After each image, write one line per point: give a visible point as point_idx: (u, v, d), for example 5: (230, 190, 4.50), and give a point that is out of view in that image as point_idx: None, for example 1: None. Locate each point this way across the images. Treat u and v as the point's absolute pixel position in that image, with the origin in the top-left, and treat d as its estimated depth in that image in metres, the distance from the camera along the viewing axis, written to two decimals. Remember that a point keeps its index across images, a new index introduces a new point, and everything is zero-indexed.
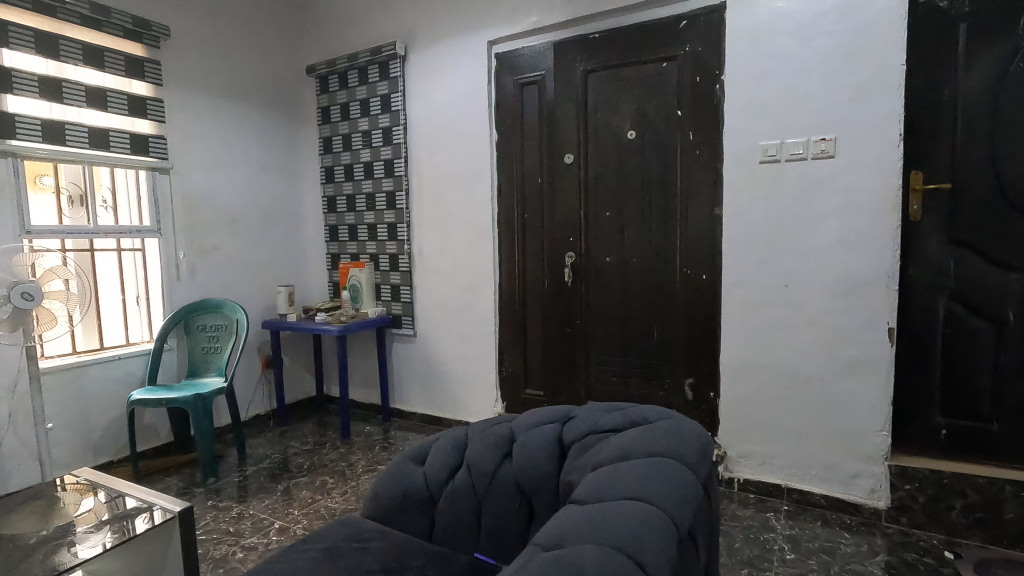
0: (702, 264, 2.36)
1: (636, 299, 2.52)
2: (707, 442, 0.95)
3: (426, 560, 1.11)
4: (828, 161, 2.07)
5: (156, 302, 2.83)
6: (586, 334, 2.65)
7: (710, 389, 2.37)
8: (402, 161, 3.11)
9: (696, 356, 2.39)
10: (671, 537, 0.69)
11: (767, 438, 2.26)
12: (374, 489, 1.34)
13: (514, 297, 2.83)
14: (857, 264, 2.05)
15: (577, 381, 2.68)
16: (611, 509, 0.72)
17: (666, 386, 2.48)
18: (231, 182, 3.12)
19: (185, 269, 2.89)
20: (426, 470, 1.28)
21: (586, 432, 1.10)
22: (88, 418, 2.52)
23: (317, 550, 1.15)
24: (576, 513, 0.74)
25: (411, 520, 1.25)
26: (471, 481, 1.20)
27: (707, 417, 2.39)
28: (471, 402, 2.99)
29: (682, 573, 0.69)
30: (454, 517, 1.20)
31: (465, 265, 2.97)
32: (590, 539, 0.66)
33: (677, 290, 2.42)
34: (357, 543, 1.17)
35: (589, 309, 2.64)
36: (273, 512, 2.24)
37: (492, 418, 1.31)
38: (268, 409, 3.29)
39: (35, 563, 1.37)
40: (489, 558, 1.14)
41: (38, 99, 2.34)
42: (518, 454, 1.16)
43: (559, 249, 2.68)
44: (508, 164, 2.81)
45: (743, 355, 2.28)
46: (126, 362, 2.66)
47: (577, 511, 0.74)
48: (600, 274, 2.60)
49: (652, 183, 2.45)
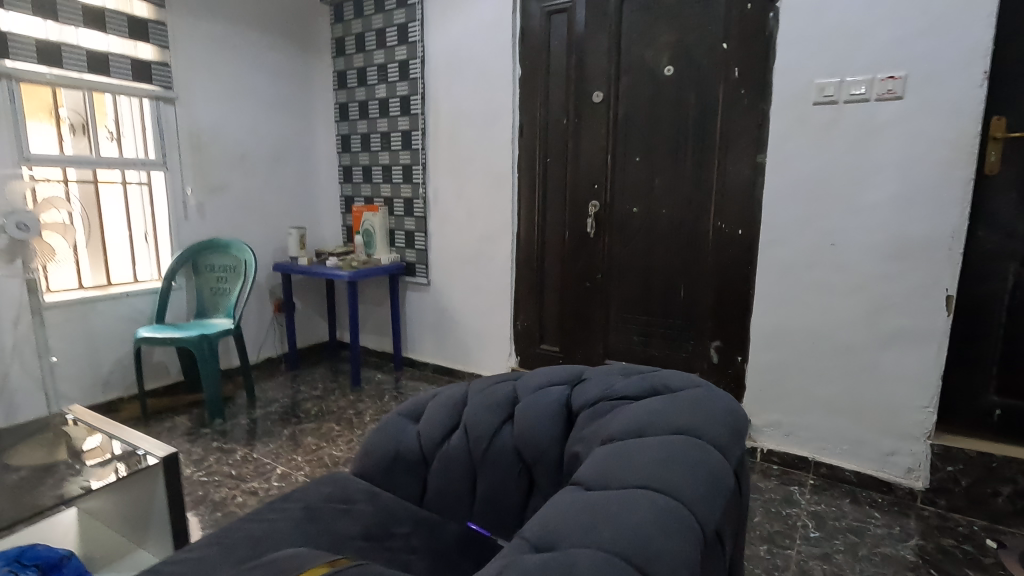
0: (739, 217, 2.15)
1: (664, 254, 2.33)
2: (739, 419, 0.79)
3: (413, 527, 1.01)
4: (894, 103, 1.81)
5: (164, 239, 2.75)
6: (606, 290, 2.49)
7: (738, 353, 2.21)
8: (418, 97, 2.90)
9: (726, 317, 2.22)
10: (692, 544, 0.55)
11: (796, 409, 2.10)
12: (364, 445, 1.23)
13: (532, 247, 2.66)
14: (917, 222, 1.82)
15: (595, 339, 2.54)
16: (620, 501, 0.58)
17: (690, 348, 2.32)
18: (240, 115, 2.96)
19: (192, 206, 2.79)
20: (420, 428, 1.16)
21: (597, 398, 0.96)
22: (97, 353, 2.49)
23: (297, 509, 1.05)
24: (577, 503, 0.60)
25: (401, 482, 1.15)
26: (467, 445, 1.08)
27: (733, 383, 2.24)
28: (484, 355, 2.88)
29: None
30: (447, 483, 1.09)
31: (481, 212, 2.80)
32: (589, 541, 0.53)
33: (709, 245, 2.23)
34: (340, 504, 1.07)
35: (611, 264, 2.46)
36: (276, 457, 2.20)
37: (494, 376, 1.18)
38: (280, 352, 3.25)
39: (18, 501, 1.32)
40: (483, 529, 1.03)
41: (32, 17, 2.20)
42: (520, 418, 1.04)
43: (583, 197, 2.49)
44: (531, 103, 2.59)
45: (777, 319, 2.10)
46: (134, 300, 2.61)
47: (574, 501, 0.61)
48: (625, 226, 2.41)
49: (688, 126, 2.22)
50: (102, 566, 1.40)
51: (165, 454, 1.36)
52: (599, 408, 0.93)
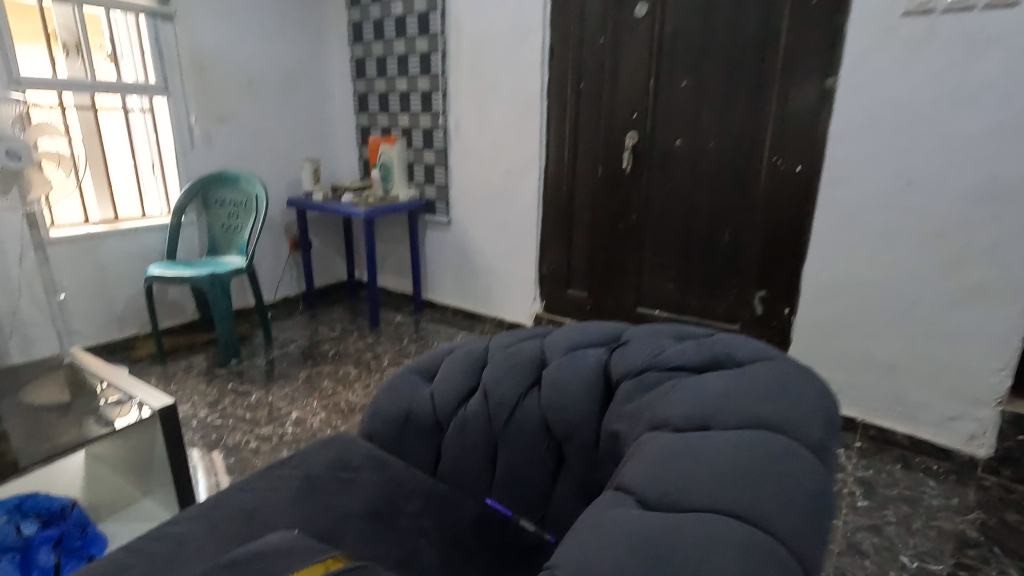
0: (799, 152, 1.89)
1: (708, 193, 2.10)
2: (831, 410, 0.63)
3: (423, 503, 0.89)
4: (1006, 11, 1.49)
5: (171, 171, 2.61)
6: (641, 232, 2.28)
7: (786, 304, 2.01)
8: (438, 13, 2.60)
9: (775, 265, 2.01)
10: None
11: (848, 366, 1.92)
12: (372, 405, 1.11)
13: (561, 184, 2.44)
14: (1016, 158, 1.54)
15: (626, 285, 2.36)
16: (687, 530, 0.46)
17: (731, 297, 2.13)
18: (245, 36, 2.72)
19: (199, 136, 2.61)
20: (434, 389, 1.03)
21: (643, 366, 0.80)
22: (109, 290, 2.42)
23: (295, 477, 0.94)
24: (627, 528, 0.48)
25: (412, 448, 1.02)
26: (486, 412, 0.94)
27: (777, 336, 2.06)
28: (506, 299, 2.74)
29: None
30: (463, 454, 0.96)
31: (506, 144, 2.56)
32: None
33: (761, 184, 1.98)
34: (343, 473, 0.95)
35: (648, 203, 2.24)
36: (292, 401, 2.13)
37: (519, 333, 1.02)
38: (297, 291, 3.17)
39: (15, 449, 1.26)
40: (503, 507, 0.91)
41: None
42: (547, 385, 0.89)
43: (619, 128, 2.23)
44: (564, 18, 2.28)
45: (834, 268, 1.88)
46: (144, 235, 2.50)
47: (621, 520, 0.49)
48: (666, 161, 2.16)
49: (746, 44, 1.92)
50: (107, 515, 1.34)
51: (163, 404, 1.25)
52: (646, 378, 0.78)
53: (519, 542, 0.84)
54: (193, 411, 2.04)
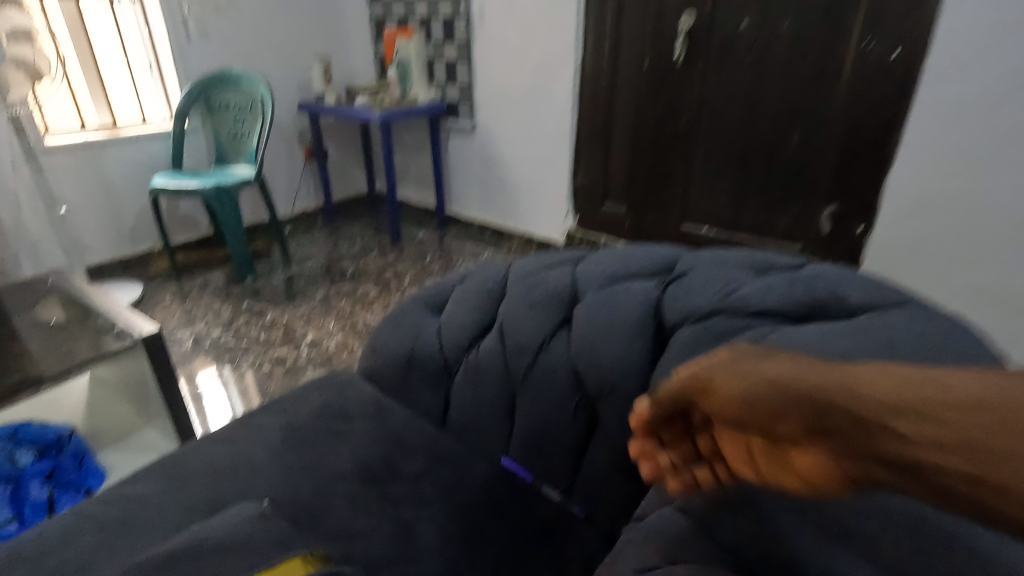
0: (900, 30, 1.51)
1: (777, 87, 1.75)
2: None
3: (427, 463, 0.74)
4: None
5: (169, 71, 2.37)
6: (692, 137, 1.97)
7: (861, 221, 1.72)
8: None
9: (852, 175, 1.70)
10: None
11: (929, 294, 1.66)
12: (372, 340, 0.94)
13: (600, 80, 2.11)
14: None
15: (672, 199, 2.09)
16: None
17: (795, 213, 1.84)
18: None
19: (194, 29, 2.34)
20: (442, 325, 0.85)
21: (710, 309, 0.60)
22: (117, 203, 2.30)
23: (279, 426, 0.80)
24: None
25: (415, 393, 0.86)
26: (504, 357, 0.77)
27: (846, 259, 1.79)
28: (536, 214, 2.50)
29: None
30: (476, 404, 0.79)
31: (537, 33, 2.21)
32: None
33: (845, 74, 1.63)
34: (335, 422, 0.80)
35: (702, 101, 1.91)
36: (308, 322, 2.02)
37: (546, 258, 0.82)
38: (316, 205, 2.99)
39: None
40: (521, 471, 0.75)
41: None
42: (580, 329, 0.70)
43: (672, 7, 1.86)
44: None
45: (926, 179, 1.58)
46: (147, 143, 2.32)
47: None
48: (727, 49, 1.80)
49: None
50: (108, 444, 1.26)
51: (147, 331, 1.12)
52: (714, 326, 0.58)
53: (539, 518, 0.68)
54: (206, 331, 1.96)
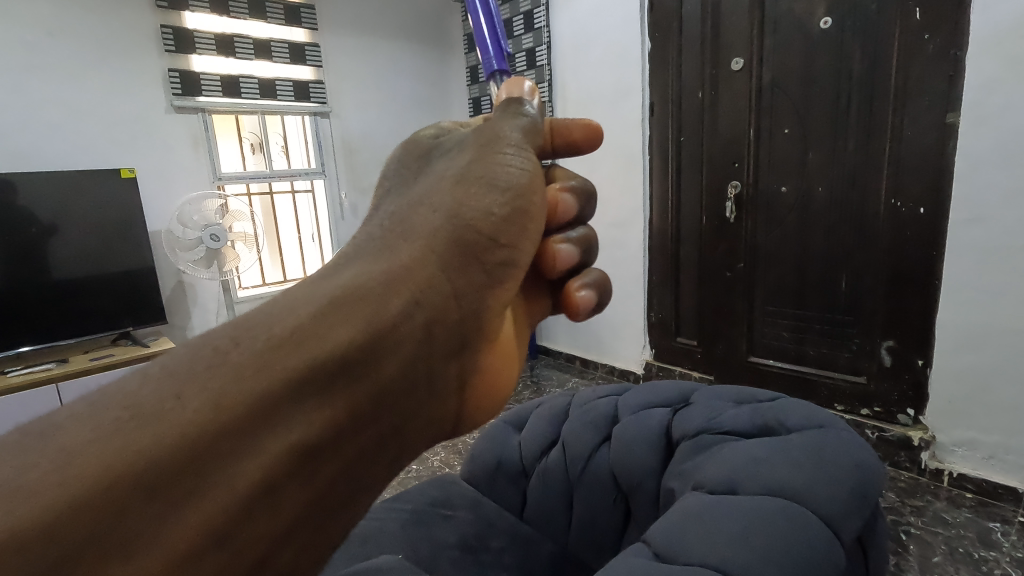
0: (921, 192, 1.66)
1: (822, 239, 1.92)
2: (865, 481, 0.66)
3: (506, 542, 1.03)
4: None
5: (327, 239, 3.07)
6: (749, 279, 2.16)
7: (919, 356, 1.73)
8: (546, 85, 2.82)
9: (904, 314, 1.76)
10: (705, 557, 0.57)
11: (1005, 427, 1.60)
12: (471, 450, 1.25)
13: (665, 236, 2.43)
14: None
15: (736, 334, 2.23)
16: (686, 534, 0.60)
17: (852, 348, 1.90)
18: (384, 119, 3.18)
19: (347, 208, 3.07)
20: (523, 440, 1.16)
21: (699, 429, 0.86)
22: None
23: (405, 509, 1.11)
24: (666, 531, 0.62)
25: (502, 492, 1.14)
26: (564, 463, 1.05)
27: (913, 392, 1.76)
28: (617, 345, 2.77)
29: (744, 539, 0.58)
30: (545, 498, 1.06)
31: (612, 196, 2.63)
32: (676, 551, 0.59)
33: (880, 227, 1.77)
34: (443, 509, 1.10)
35: (754, 248, 2.12)
36: None
37: (599, 389, 1.14)
38: None
39: None
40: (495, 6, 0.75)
41: (217, 56, 2.53)
42: (617, 439, 0.98)
43: (721, 175, 2.17)
44: (661, 78, 2.31)
45: (974, 314, 1.61)
46: None
47: (707, 504, 0.64)
48: (771, 209, 2.03)
49: (852, 82, 1.77)
50: None
51: None
52: (697, 422, 0.87)
53: (557, 273, 0.77)
54: None
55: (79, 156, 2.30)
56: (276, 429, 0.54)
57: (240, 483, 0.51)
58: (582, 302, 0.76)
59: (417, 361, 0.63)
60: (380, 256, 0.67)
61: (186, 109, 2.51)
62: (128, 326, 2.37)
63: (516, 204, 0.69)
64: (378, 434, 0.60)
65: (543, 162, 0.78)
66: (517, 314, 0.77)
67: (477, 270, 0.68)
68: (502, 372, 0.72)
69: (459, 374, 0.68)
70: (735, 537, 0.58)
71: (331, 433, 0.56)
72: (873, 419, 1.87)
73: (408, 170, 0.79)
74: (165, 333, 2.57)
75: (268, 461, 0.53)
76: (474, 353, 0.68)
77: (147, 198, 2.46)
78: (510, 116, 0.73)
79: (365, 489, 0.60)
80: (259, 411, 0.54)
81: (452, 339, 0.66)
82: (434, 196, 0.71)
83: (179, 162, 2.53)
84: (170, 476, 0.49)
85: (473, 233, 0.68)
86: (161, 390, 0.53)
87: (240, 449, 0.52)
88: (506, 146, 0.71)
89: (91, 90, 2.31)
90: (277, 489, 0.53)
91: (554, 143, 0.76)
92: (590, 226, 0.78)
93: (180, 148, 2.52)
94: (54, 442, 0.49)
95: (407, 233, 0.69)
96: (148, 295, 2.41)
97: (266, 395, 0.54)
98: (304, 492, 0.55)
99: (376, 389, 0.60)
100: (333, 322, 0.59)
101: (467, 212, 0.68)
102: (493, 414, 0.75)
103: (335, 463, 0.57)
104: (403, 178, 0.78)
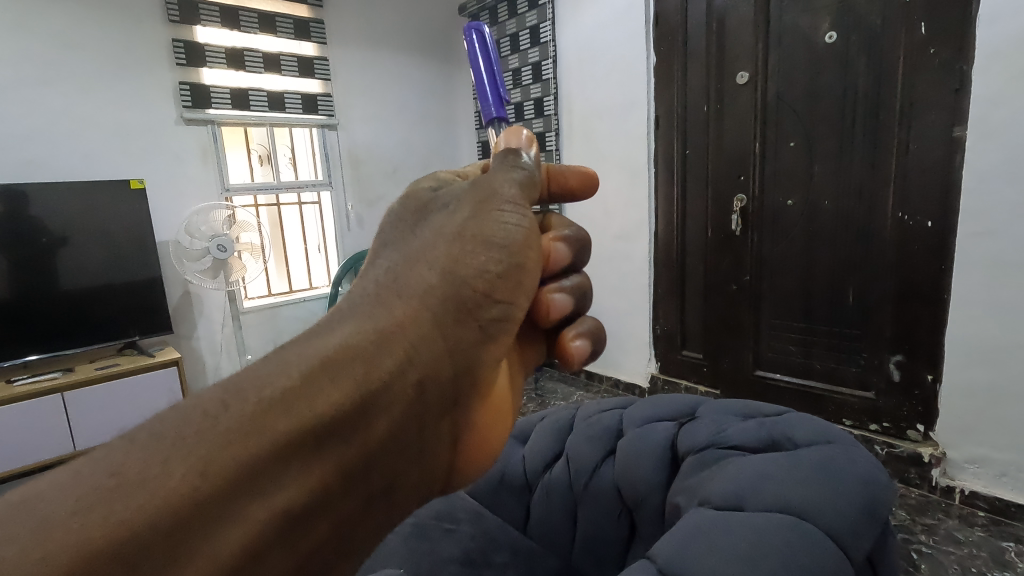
0: (928, 206, 1.65)
1: (829, 253, 1.91)
2: (875, 499, 0.65)
3: (510, 557, 1.01)
4: None
5: (332, 251, 3.07)
6: (755, 293, 2.14)
7: (929, 371, 1.71)
8: (551, 98, 2.83)
9: (913, 331, 1.74)
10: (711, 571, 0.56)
11: (1017, 445, 1.57)
12: None
13: (671, 249, 2.43)
14: None
15: (743, 347, 2.22)
16: (694, 549, 0.59)
17: (860, 363, 1.88)
18: (391, 131, 3.21)
19: (354, 219, 3.09)
20: (527, 454, 1.15)
21: (707, 443, 0.84)
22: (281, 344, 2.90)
23: (407, 523, 1.10)
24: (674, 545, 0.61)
25: (506, 507, 1.13)
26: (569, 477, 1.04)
27: (922, 408, 1.74)
28: (622, 358, 2.76)
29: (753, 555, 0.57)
30: (548, 513, 1.05)
31: (618, 209, 2.63)
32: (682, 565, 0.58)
33: (887, 241, 1.76)
34: (446, 523, 1.09)
35: (760, 262, 2.10)
36: None
37: (604, 402, 1.13)
38: None
39: None
40: (491, 48, 0.75)
41: (227, 70, 2.57)
42: (622, 453, 0.97)
43: (726, 188, 2.17)
44: (667, 91, 2.32)
45: (984, 330, 1.59)
46: (311, 303, 2.99)
47: (715, 520, 0.63)
48: (778, 223, 2.02)
49: (858, 96, 1.77)
50: None
51: None
52: (702, 435, 0.87)
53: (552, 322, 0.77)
54: None
55: (89, 167, 2.33)
56: (263, 494, 0.52)
57: (225, 552, 0.48)
58: (576, 352, 0.76)
59: (405, 422, 0.63)
60: (371, 312, 0.67)
61: (195, 121, 2.54)
62: (135, 335, 2.38)
63: (511, 260, 0.69)
64: (366, 493, 0.60)
65: (538, 209, 0.79)
66: (509, 365, 0.78)
67: (471, 326, 0.68)
68: (486, 428, 0.74)
69: (443, 434, 0.68)
70: (744, 555, 0.57)
71: (319, 497, 0.55)
72: (882, 434, 1.85)
73: (414, 188, 0.80)
74: (171, 343, 2.58)
75: (254, 530, 0.50)
76: (463, 410, 0.70)
77: (155, 208, 2.48)
78: (507, 167, 0.73)
79: (349, 553, 0.59)
80: (250, 474, 0.51)
81: (442, 396, 0.67)
82: (432, 244, 0.71)
83: (188, 174, 2.55)
84: (153, 547, 0.45)
85: (469, 290, 0.68)
86: (145, 452, 0.50)
87: (226, 517, 0.49)
88: (502, 203, 0.71)
89: (102, 102, 2.34)
90: (261, 558, 0.51)
91: (550, 190, 0.79)
92: (584, 273, 0.78)
93: (189, 158, 2.55)
94: (49, 484, 0.48)
95: (402, 288, 0.69)
96: (155, 304, 2.42)
97: (255, 458, 0.52)
98: (289, 558, 0.53)
99: (363, 450, 0.59)
100: (323, 381, 0.58)
101: (462, 270, 0.68)
102: (468, 472, 0.75)
103: (323, 525, 0.56)
104: (409, 203, 0.78)
